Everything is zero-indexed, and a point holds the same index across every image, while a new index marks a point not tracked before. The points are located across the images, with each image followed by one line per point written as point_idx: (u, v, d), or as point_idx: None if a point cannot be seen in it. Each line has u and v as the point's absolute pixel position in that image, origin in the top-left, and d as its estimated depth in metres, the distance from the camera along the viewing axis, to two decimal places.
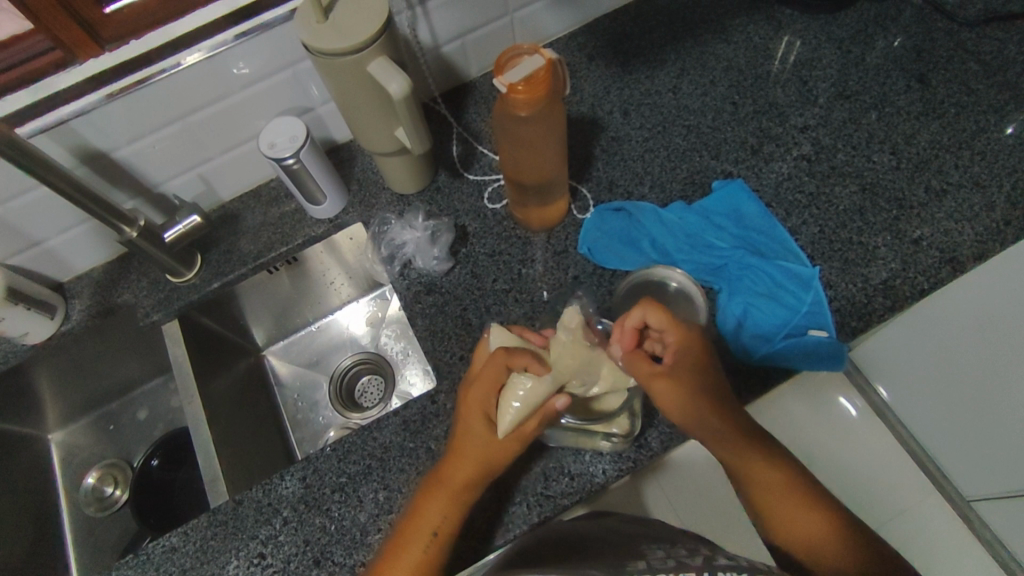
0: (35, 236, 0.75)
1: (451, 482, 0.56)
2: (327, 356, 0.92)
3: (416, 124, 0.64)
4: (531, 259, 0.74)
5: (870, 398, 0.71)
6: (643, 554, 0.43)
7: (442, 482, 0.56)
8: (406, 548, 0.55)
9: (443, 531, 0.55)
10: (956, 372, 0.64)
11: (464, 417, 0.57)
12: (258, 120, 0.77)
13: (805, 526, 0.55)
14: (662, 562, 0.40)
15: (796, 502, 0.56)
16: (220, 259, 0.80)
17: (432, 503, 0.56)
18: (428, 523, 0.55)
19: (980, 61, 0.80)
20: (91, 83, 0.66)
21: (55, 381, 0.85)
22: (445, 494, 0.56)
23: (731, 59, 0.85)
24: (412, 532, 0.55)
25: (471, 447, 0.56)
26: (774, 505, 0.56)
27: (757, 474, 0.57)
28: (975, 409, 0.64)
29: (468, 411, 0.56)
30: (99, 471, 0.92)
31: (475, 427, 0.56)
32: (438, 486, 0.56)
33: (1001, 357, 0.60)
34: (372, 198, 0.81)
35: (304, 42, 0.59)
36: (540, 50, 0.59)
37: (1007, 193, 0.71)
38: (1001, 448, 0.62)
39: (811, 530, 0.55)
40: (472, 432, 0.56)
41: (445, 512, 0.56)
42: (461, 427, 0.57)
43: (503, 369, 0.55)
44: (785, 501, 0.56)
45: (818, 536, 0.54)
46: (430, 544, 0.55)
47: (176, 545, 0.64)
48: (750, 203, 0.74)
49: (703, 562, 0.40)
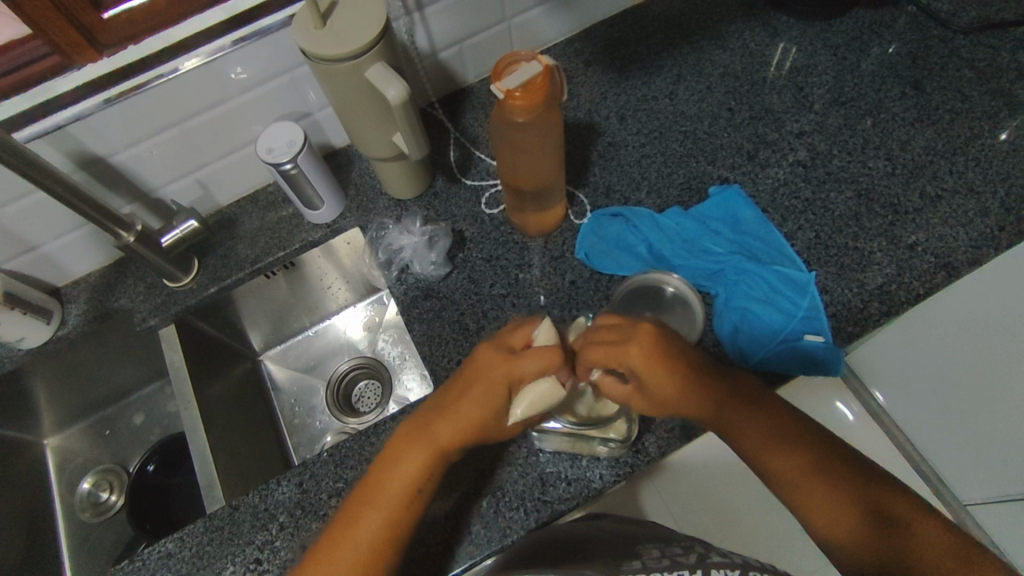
0: (33, 241, 0.75)
1: (434, 439, 0.55)
2: (324, 361, 0.92)
3: (414, 130, 0.64)
4: (528, 264, 0.75)
5: (869, 405, 0.75)
6: (638, 554, 0.43)
7: (426, 437, 0.55)
8: (382, 503, 0.54)
9: (425, 490, 0.55)
10: (949, 372, 0.70)
11: (476, 375, 0.55)
12: (257, 125, 0.77)
13: (826, 513, 0.50)
14: (657, 562, 0.40)
15: (818, 483, 0.51)
16: (217, 264, 0.80)
17: (413, 459, 0.55)
18: (407, 480, 0.54)
19: (974, 68, 0.81)
20: (88, 88, 0.66)
21: (51, 385, 0.84)
22: (427, 452, 0.55)
23: (727, 65, 0.86)
24: (388, 487, 0.54)
25: (468, 409, 0.54)
26: (792, 490, 0.52)
27: (770, 460, 0.53)
28: (971, 414, 0.69)
29: (487, 380, 0.54)
30: (94, 477, 0.91)
31: (486, 395, 0.54)
32: (420, 444, 0.55)
33: (995, 365, 0.66)
34: (370, 203, 0.81)
35: (302, 47, 0.59)
36: (537, 57, 0.60)
37: (1001, 199, 0.72)
38: (998, 449, 0.67)
39: (833, 514, 0.50)
40: (481, 399, 0.54)
41: (426, 472, 0.55)
42: (462, 388, 0.55)
43: (541, 366, 0.54)
44: (802, 481, 0.52)
45: (842, 517, 0.50)
46: (409, 503, 0.54)
47: (171, 551, 0.64)
48: (745, 209, 0.75)
49: (697, 561, 0.40)
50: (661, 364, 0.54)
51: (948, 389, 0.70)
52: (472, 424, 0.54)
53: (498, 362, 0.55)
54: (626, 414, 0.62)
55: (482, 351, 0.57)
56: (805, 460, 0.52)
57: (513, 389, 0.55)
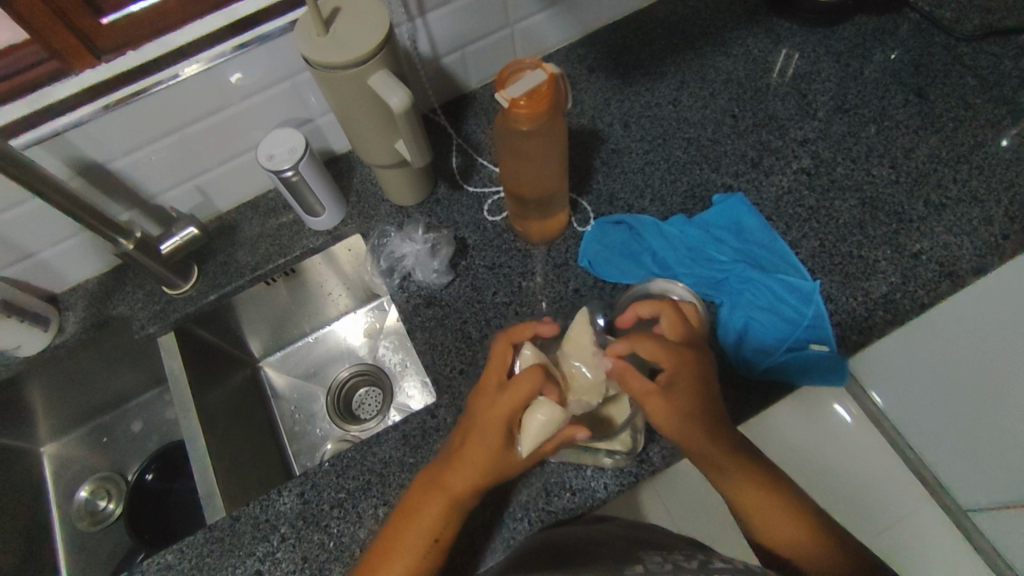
0: (30, 248, 0.74)
1: (451, 486, 0.55)
2: (325, 367, 0.91)
3: (416, 137, 0.63)
4: (531, 272, 0.74)
5: (866, 406, 0.68)
6: (641, 559, 0.43)
7: (442, 486, 0.55)
8: (399, 553, 0.55)
9: (442, 537, 0.55)
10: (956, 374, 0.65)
11: (477, 426, 0.54)
12: (258, 131, 0.76)
13: (783, 532, 0.55)
14: (660, 566, 0.40)
15: (777, 506, 0.55)
16: (217, 271, 0.79)
17: (432, 506, 0.55)
18: (426, 528, 0.55)
19: (977, 75, 0.81)
20: (87, 93, 0.66)
21: (48, 393, 0.83)
22: (443, 500, 0.55)
23: (730, 72, 0.86)
24: (405, 538, 0.55)
25: (477, 457, 0.54)
26: (756, 511, 0.56)
27: (739, 482, 0.56)
28: (975, 414, 0.63)
29: (486, 427, 0.53)
30: (92, 485, 0.90)
31: (488, 439, 0.53)
32: (435, 494, 0.55)
33: (997, 364, 0.61)
34: (371, 210, 0.81)
35: (305, 55, 0.58)
36: (542, 64, 0.59)
37: (1005, 207, 0.72)
38: (1003, 451, 0.60)
39: (791, 533, 0.55)
40: (482, 443, 0.53)
41: (445, 517, 0.55)
42: (467, 436, 0.54)
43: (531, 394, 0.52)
44: (763, 502, 0.55)
45: (798, 537, 0.54)
46: (430, 548, 0.55)
47: (170, 562, 0.64)
48: (750, 216, 0.74)
49: (701, 566, 0.40)
50: (691, 374, 0.55)
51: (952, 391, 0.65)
52: (482, 470, 0.54)
53: (488, 402, 0.54)
54: (631, 425, 0.62)
55: (475, 396, 0.56)
56: (769, 487, 0.56)
57: (512, 428, 0.53)
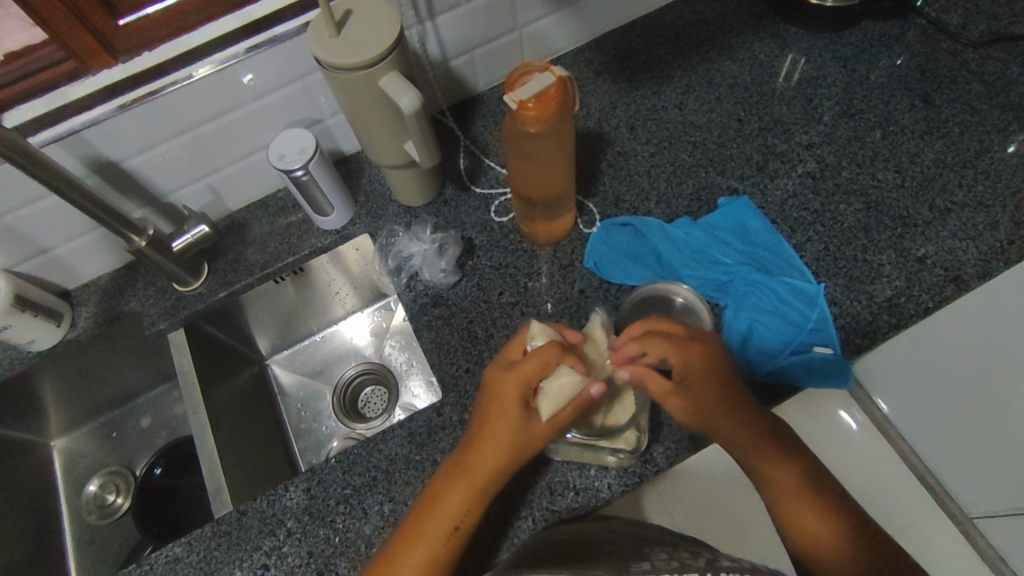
0: (44, 245, 0.75)
1: (474, 471, 0.56)
2: (330, 365, 0.92)
3: (426, 138, 0.64)
4: (537, 272, 0.75)
5: (872, 413, 0.67)
6: (647, 556, 0.43)
7: (466, 473, 0.56)
8: (422, 544, 0.55)
9: (464, 526, 0.55)
10: (954, 379, 0.65)
11: (495, 400, 0.56)
12: (269, 131, 0.77)
13: (812, 527, 0.55)
14: (666, 563, 0.40)
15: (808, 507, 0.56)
16: (227, 268, 0.80)
17: (456, 493, 0.56)
18: (447, 517, 0.55)
19: (983, 81, 0.81)
20: (105, 92, 0.67)
21: (59, 387, 0.84)
22: (466, 488, 0.56)
23: (736, 76, 0.86)
24: (428, 530, 0.55)
25: (500, 434, 0.56)
26: (785, 507, 0.56)
27: (773, 480, 0.57)
28: (978, 408, 0.64)
29: (504, 397, 0.55)
30: (100, 480, 0.91)
31: (506, 410, 0.55)
32: (459, 481, 0.56)
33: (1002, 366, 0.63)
34: (380, 210, 0.82)
35: (317, 56, 0.59)
36: (550, 67, 0.60)
37: (1010, 213, 0.72)
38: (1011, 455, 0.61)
39: (821, 531, 0.55)
40: (506, 419, 0.55)
41: (467, 506, 0.56)
42: (488, 414, 0.56)
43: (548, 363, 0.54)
44: (794, 502, 0.56)
45: (829, 535, 0.54)
46: (450, 536, 0.55)
47: (179, 555, 0.64)
48: (755, 219, 0.75)
49: (707, 564, 0.40)
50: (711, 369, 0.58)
51: (948, 395, 0.65)
52: (507, 446, 0.56)
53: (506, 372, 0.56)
54: (635, 424, 0.61)
55: (489, 371, 0.58)
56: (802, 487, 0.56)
57: (528, 396, 0.55)
